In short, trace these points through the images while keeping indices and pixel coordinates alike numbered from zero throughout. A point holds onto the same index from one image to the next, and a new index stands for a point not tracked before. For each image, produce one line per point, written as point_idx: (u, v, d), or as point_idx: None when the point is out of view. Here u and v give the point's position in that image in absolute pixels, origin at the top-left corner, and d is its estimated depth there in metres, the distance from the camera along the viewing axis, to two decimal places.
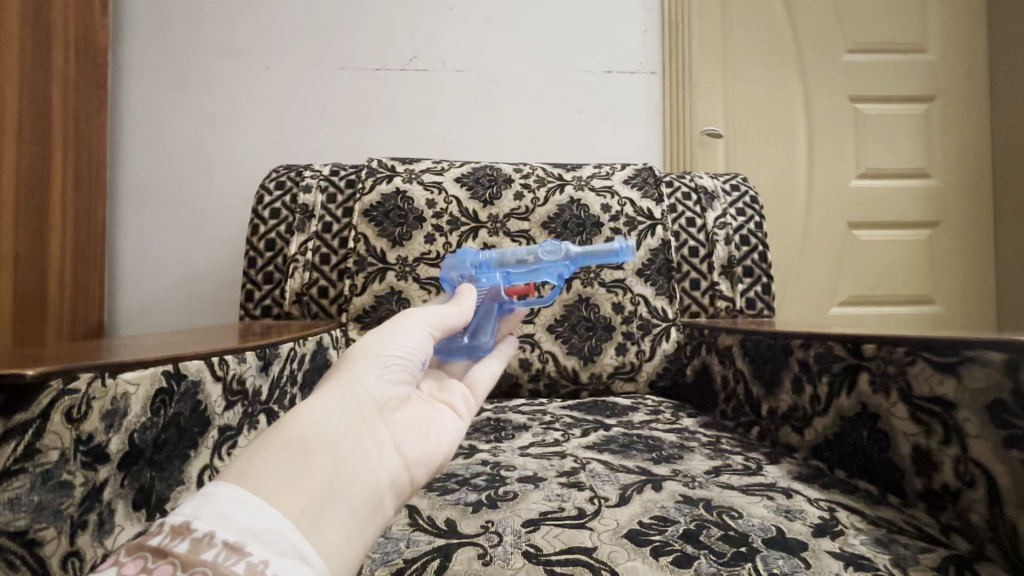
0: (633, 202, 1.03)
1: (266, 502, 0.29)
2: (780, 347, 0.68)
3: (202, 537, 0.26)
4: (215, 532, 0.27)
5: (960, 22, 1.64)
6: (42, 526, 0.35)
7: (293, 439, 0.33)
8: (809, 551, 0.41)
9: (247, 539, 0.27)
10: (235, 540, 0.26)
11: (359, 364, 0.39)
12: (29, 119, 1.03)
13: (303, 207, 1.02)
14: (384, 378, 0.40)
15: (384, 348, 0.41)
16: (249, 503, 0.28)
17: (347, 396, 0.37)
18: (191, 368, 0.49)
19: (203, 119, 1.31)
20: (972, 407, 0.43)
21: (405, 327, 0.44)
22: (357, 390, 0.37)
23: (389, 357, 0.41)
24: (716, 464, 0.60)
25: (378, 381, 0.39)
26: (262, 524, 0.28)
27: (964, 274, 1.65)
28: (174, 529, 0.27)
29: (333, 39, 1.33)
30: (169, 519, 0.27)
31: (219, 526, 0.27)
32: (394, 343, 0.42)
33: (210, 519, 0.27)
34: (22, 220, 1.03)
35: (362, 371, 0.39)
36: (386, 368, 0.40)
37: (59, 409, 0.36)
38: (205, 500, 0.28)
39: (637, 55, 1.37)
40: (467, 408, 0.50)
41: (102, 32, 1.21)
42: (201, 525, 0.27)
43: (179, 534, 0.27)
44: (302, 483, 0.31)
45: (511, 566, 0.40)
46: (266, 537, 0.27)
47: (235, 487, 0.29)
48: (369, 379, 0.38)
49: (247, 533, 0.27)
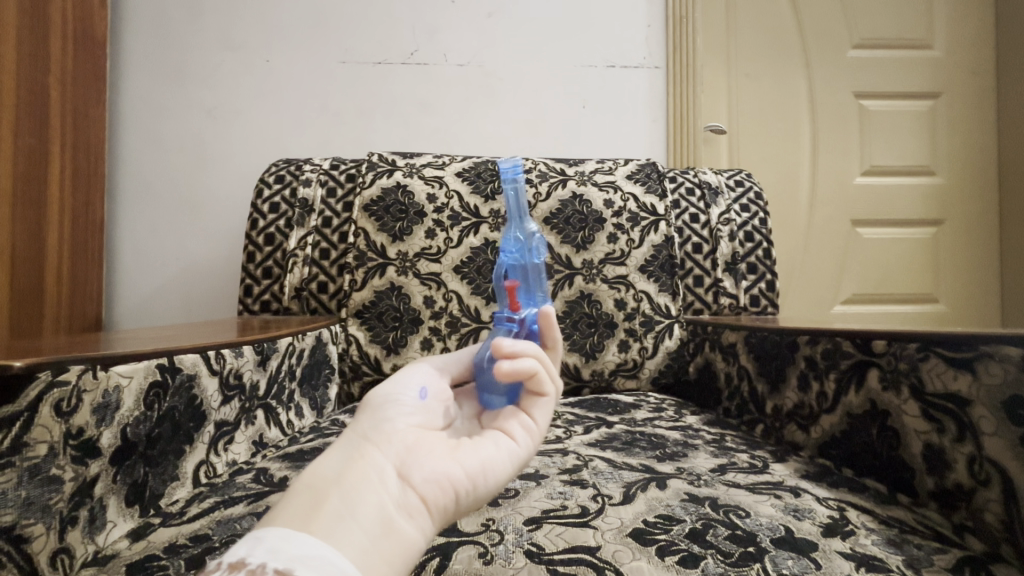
0: (636, 197, 1.02)
1: (290, 530, 0.29)
2: (787, 344, 0.67)
3: (256, 569, 0.27)
4: (266, 562, 0.27)
5: (967, 19, 1.62)
6: (30, 522, 0.33)
7: (300, 481, 0.32)
8: (819, 551, 0.40)
9: (293, 564, 0.27)
10: (283, 566, 0.26)
11: (362, 407, 0.37)
12: (27, 111, 1.02)
13: (302, 201, 1.01)
14: (383, 413, 0.36)
15: (386, 386, 0.39)
16: (286, 534, 0.28)
17: (344, 438, 0.35)
18: (186, 362, 0.48)
19: (202, 112, 1.30)
20: (988, 405, 0.41)
21: (408, 372, 0.41)
22: (357, 431, 0.35)
23: (391, 392, 0.38)
24: (721, 463, 0.59)
25: (380, 416, 0.36)
26: (305, 550, 0.27)
27: (969, 271, 1.63)
28: (230, 565, 0.27)
29: (333, 31, 1.31)
30: (225, 557, 0.28)
31: (269, 557, 0.27)
32: (397, 381, 0.39)
33: (261, 553, 0.27)
34: (20, 216, 1.02)
35: (362, 413, 0.37)
36: (384, 405, 0.37)
37: (49, 402, 0.35)
38: (247, 539, 0.29)
39: (640, 49, 1.36)
40: (528, 431, 0.39)
41: (100, 23, 1.20)
42: (255, 558, 0.27)
43: (235, 569, 0.27)
44: (307, 513, 0.30)
45: (513, 566, 0.39)
46: (311, 561, 0.27)
47: (270, 528, 0.29)
48: (368, 417, 0.36)
49: (293, 558, 0.27)
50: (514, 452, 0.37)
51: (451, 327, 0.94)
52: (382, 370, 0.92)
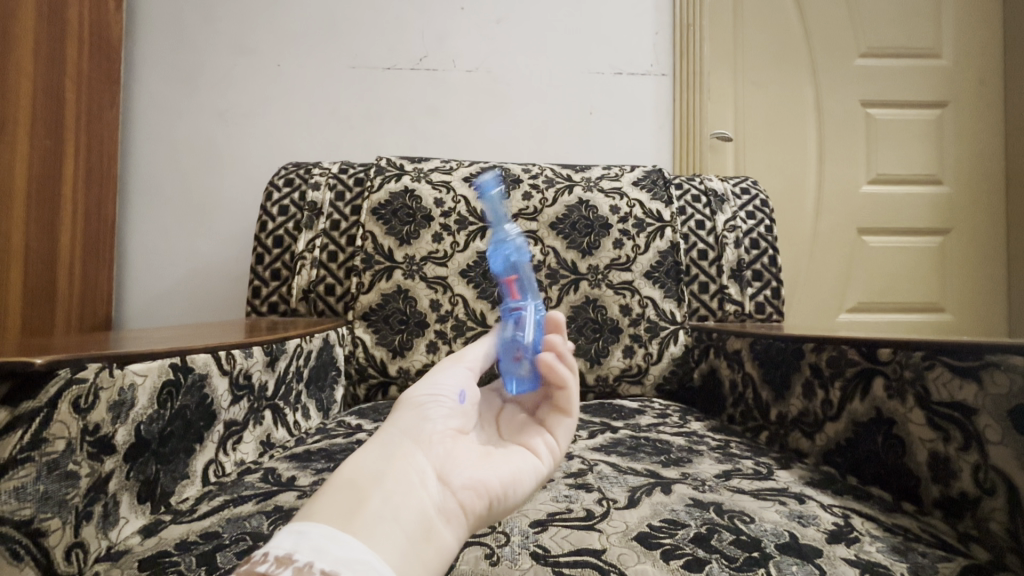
0: (642, 204, 1.02)
1: (335, 529, 0.29)
2: (792, 351, 0.67)
3: (303, 567, 0.27)
4: (313, 561, 0.27)
5: (975, 29, 1.62)
6: (47, 516, 0.34)
7: (343, 477, 0.33)
8: (823, 557, 0.41)
9: (340, 567, 0.27)
10: (331, 569, 0.26)
11: (400, 405, 0.38)
12: (41, 113, 1.04)
13: (311, 205, 1.01)
14: (424, 416, 0.38)
15: (425, 386, 0.40)
16: (333, 534, 0.28)
17: (386, 438, 0.36)
18: (198, 361, 0.49)
19: (214, 116, 1.31)
20: (993, 413, 0.41)
21: (451, 367, 0.42)
22: (395, 429, 0.36)
23: (430, 392, 0.39)
24: (726, 468, 0.59)
25: (421, 418, 0.37)
26: (351, 553, 0.27)
27: (975, 279, 1.62)
28: (277, 558, 0.27)
29: (344, 37, 1.33)
30: (271, 549, 0.28)
31: (317, 556, 0.27)
32: (438, 380, 0.40)
33: (308, 550, 0.27)
34: (34, 216, 1.03)
35: (403, 413, 0.38)
36: (426, 407, 0.38)
37: (67, 398, 0.36)
38: (294, 533, 0.28)
39: (647, 56, 1.37)
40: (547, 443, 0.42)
41: (115, 28, 1.22)
42: (302, 556, 0.27)
43: (282, 563, 0.27)
44: (350, 510, 0.30)
45: (519, 567, 0.39)
46: (357, 566, 0.27)
47: (312, 522, 0.29)
48: (408, 416, 0.37)
49: (340, 561, 0.27)
50: (538, 465, 0.40)
51: (456, 331, 0.95)
52: (387, 373, 0.93)
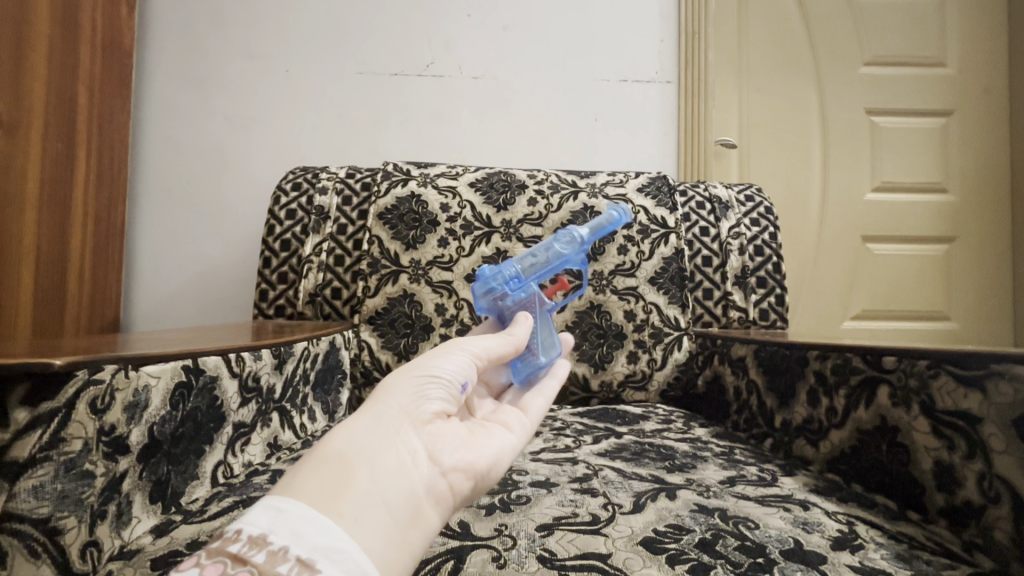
0: (646, 210, 1.03)
1: (319, 511, 0.29)
2: (797, 359, 0.67)
3: (277, 550, 0.27)
4: (289, 547, 0.27)
5: (980, 37, 1.63)
6: (64, 515, 0.35)
7: (333, 451, 0.32)
8: (828, 564, 0.41)
9: (317, 556, 0.27)
10: (307, 557, 0.27)
11: (397, 380, 0.38)
12: (54, 117, 1.05)
13: (318, 209, 1.03)
14: (418, 397, 0.37)
15: (423, 364, 0.40)
16: (313, 518, 0.28)
17: (380, 411, 0.35)
18: (209, 363, 0.49)
19: (222, 120, 1.33)
20: (998, 423, 0.42)
21: (450, 352, 0.42)
22: (391, 404, 0.36)
23: (428, 374, 0.39)
24: (730, 475, 0.59)
25: (417, 399, 0.37)
26: (333, 541, 0.28)
27: (981, 287, 1.62)
28: (252, 539, 0.28)
29: (351, 43, 1.35)
30: (245, 527, 0.28)
31: (293, 542, 0.27)
32: (438, 362, 0.40)
33: (285, 534, 0.28)
34: (46, 218, 1.05)
35: (399, 388, 0.37)
36: (422, 388, 0.38)
37: (84, 399, 0.36)
38: (275, 513, 0.29)
39: (652, 64, 1.38)
40: (523, 426, 0.45)
41: (128, 34, 1.24)
42: (277, 539, 0.27)
43: (255, 545, 0.27)
44: (339, 489, 0.30)
45: (526, 570, 0.40)
46: (333, 555, 0.27)
47: (295, 500, 0.29)
48: (405, 392, 0.37)
49: (318, 550, 0.27)
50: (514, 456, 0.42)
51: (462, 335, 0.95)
52: None
